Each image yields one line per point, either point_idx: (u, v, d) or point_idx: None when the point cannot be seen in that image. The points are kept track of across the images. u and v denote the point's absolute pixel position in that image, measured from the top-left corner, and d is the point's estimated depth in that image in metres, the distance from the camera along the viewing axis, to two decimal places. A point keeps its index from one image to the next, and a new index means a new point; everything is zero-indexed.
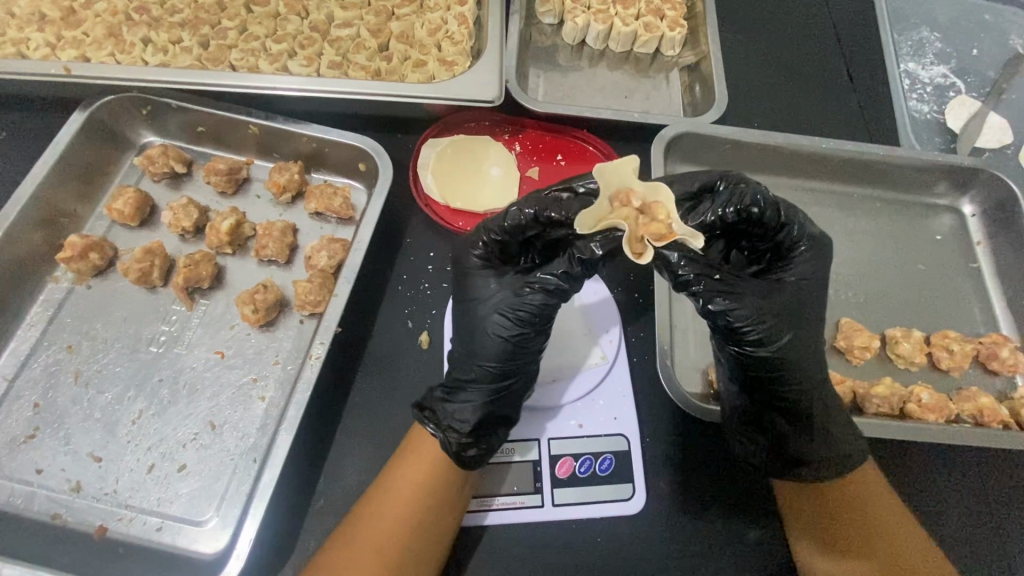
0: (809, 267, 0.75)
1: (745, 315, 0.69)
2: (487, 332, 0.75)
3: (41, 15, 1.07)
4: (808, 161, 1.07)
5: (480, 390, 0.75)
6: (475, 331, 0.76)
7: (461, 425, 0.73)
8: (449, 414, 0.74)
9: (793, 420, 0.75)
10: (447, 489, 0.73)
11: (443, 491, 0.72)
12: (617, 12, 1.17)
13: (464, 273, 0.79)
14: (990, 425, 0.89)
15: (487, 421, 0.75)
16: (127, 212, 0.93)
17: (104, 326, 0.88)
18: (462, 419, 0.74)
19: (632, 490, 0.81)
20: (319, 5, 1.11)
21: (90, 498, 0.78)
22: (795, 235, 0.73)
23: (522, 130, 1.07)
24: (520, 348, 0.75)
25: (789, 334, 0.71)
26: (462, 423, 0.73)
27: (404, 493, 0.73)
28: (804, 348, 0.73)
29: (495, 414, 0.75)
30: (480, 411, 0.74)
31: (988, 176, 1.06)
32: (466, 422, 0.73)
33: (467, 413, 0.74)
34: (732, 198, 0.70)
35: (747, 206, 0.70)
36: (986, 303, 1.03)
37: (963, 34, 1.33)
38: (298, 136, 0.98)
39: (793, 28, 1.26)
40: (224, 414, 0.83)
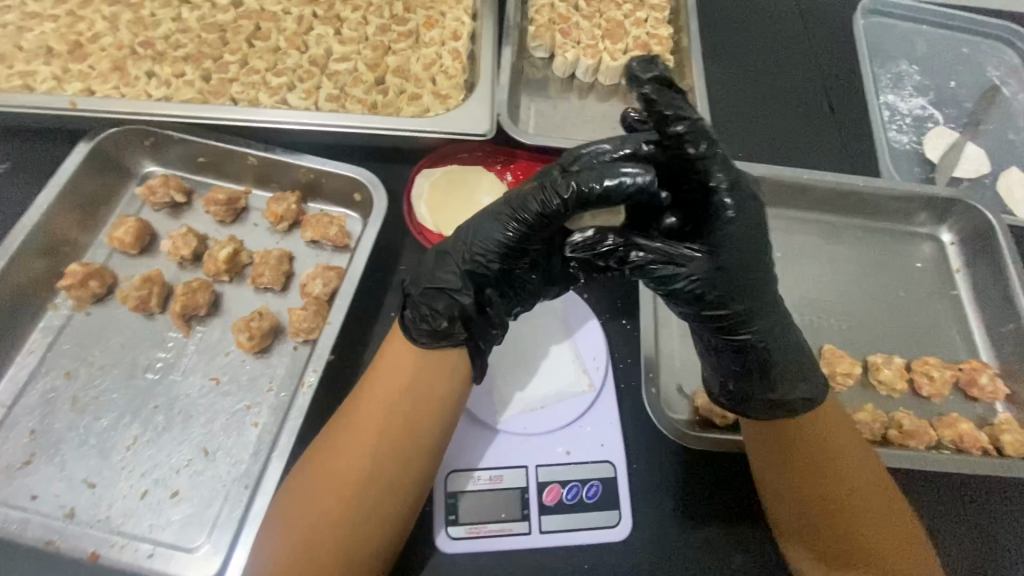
0: (749, 215, 0.71)
1: (683, 270, 0.71)
2: (494, 228, 0.72)
3: (49, 48, 1.11)
4: (791, 191, 1.10)
5: (461, 292, 0.74)
6: (483, 240, 0.73)
7: (435, 320, 0.73)
8: (428, 304, 0.74)
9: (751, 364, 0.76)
10: (417, 415, 0.73)
11: (411, 416, 0.73)
12: (605, 47, 1.21)
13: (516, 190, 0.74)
14: (970, 452, 0.91)
15: (463, 326, 0.74)
16: (127, 240, 0.96)
17: (101, 353, 0.89)
18: (440, 312, 0.73)
19: (619, 516, 0.82)
20: (318, 40, 1.16)
21: (84, 524, 0.78)
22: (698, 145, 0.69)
23: (513, 160, 1.10)
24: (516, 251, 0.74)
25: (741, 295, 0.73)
26: (435, 315, 0.74)
27: (369, 421, 0.73)
28: (751, 282, 0.73)
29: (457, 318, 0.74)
30: (458, 312, 0.74)
31: (966, 207, 1.09)
32: (441, 318, 0.73)
33: (444, 308, 0.74)
34: (665, 114, 0.66)
35: (672, 128, 0.67)
36: (966, 329, 1.06)
37: (940, 66, 1.38)
38: (295, 167, 1.01)
39: (776, 62, 1.31)
40: (217, 440, 0.84)
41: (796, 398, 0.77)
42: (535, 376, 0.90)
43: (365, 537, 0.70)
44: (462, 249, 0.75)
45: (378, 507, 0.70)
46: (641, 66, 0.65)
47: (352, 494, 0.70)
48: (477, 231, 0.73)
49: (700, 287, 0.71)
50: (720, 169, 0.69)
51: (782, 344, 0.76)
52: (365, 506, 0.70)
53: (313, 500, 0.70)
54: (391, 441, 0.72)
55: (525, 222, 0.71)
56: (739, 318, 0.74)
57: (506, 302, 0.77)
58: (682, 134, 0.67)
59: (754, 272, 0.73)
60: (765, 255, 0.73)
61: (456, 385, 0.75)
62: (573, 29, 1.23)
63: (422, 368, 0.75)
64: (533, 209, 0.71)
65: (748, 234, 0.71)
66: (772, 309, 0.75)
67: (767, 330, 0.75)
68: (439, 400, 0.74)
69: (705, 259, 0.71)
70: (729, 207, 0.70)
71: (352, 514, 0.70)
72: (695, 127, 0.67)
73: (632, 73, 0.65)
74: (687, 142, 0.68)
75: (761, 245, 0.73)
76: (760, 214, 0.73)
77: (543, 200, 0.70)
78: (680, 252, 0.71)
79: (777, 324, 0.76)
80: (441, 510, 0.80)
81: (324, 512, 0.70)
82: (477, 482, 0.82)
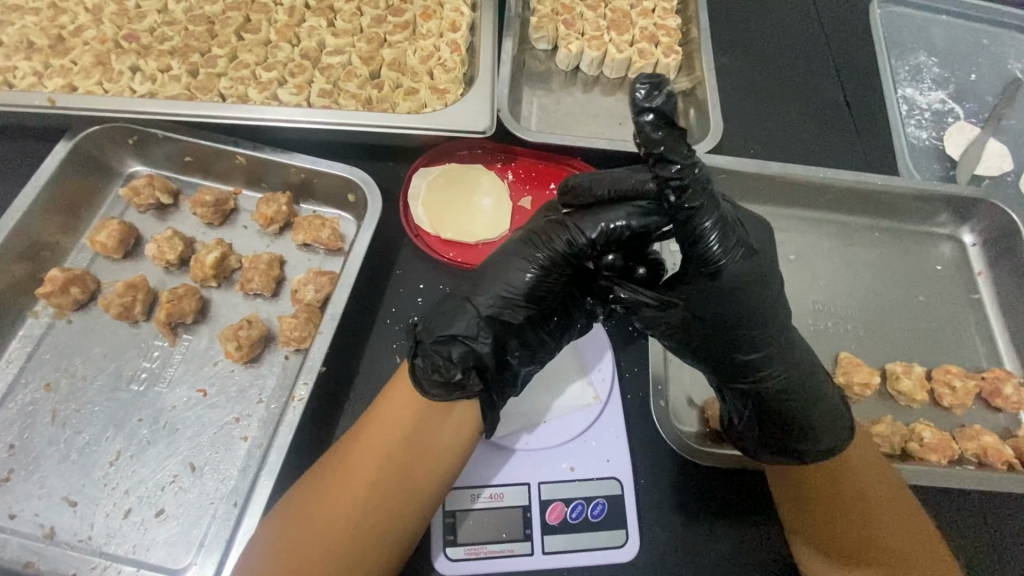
0: (739, 270, 0.66)
1: (661, 317, 0.69)
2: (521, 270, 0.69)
3: (29, 42, 1.07)
4: (806, 190, 1.05)
5: (477, 339, 0.68)
6: (507, 281, 0.70)
7: (448, 370, 0.65)
8: (442, 353, 0.66)
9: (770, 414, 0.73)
10: (415, 463, 0.69)
11: (408, 465, 0.69)
12: (611, 38, 1.16)
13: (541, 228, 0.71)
14: (994, 466, 0.87)
15: (477, 377, 0.67)
16: (111, 245, 0.91)
17: (84, 362, 0.85)
18: (454, 361, 0.66)
19: (626, 536, 0.78)
20: (310, 32, 1.10)
21: (65, 545, 0.75)
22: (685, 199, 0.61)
23: (515, 159, 1.06)
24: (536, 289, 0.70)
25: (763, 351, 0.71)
26: (449, 364, 0.65)
27: (363, 465, 0.69)
28: (755, 335, 0.70)
29: (467, 371, 0.66)
30: (474, 361, 0.67)
31: (988, 207, 1.04)
32: (456, 369, 0.65)
33: (460, 357, 0.66)
34: (656, 153, 0.58)
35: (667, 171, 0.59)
36: (989, 335, 1.01)
37: (960, 58, 1.32)
38: (286, 167, 0.96)
39: (789, 54, 1.25)
40: (204, 455, 0.80)
41: (826, 446, 0.73)
42: (538, 388, 0.85)
43: None
44: (481, 291, 0.70)
45: (369, 558, 0.66)
46: (645, 93, 0.56)
47: (343, 542, 0.66)
48: (503, 272, 0.70)
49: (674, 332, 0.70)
50: (709, 218, 0.62)
51: (803, 394, 0.72)
52: (355, 556, 0.66)
53: (303, 540, 0.66)
54: (386, 491, 0.68)
55: (549, 261, 0.69)
56: (749, 361, 0.71)
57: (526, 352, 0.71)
58: (670, 177, 0.59)
59: (748, 326, 0.69)
60: (760, 317, 0.69)
61: (460, 436, 0.71)
62: (576, 20, 1.18)
63: (426, 416, 0.71)
64: (560, 247, 0.69)
65: (740, 287, 0.67)
66: (792, 360, 0.72)
67: (782, 376, 0.72)
68: (439, 450, 0.70)
69: (683, 307, 0.68)
70: (718, 263, 0.64)
71: (343, 562, 0.66)
72: (687, 172, 0.59)
73: (634, 100, 0.56)
74: (674, 186, 0.60)
75: (754, 298, 0.68)
76: (763, 270, 0.69)
77: (572, 238, 0.68)
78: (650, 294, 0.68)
79: (796, 372, 0.72)
80: (439, 530, 0.76)
81: (311, 559, 0.65)
82: (478, 500, 0.78)
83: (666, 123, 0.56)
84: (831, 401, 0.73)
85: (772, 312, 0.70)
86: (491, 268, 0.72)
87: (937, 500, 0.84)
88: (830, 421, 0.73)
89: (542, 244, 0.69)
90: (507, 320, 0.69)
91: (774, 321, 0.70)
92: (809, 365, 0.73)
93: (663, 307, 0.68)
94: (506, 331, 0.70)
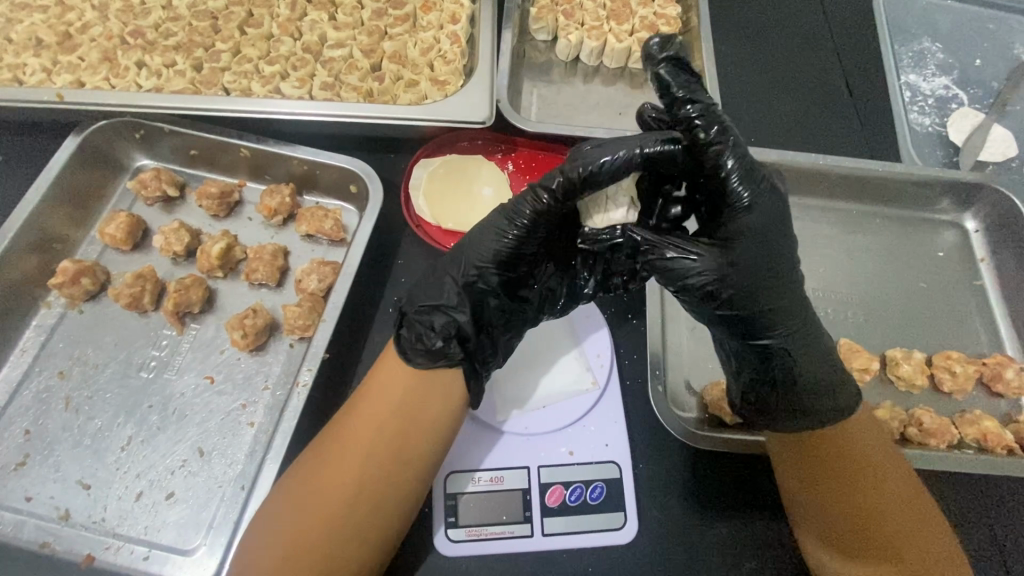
0: (764, 210, 0.68)
1: (695, 268, 0.69)
2: (495, 240, 0.71)
3: (37, 39, 1.09)
4: (806, 178, 1.05)
5: (456, 310, 0.71)
6: (481, 251, 0.72)
7: (430, 338, 0.71)
8: (425, 322, 0.72)
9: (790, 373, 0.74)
10: (409, 434, 0.71)
11: (403, 436, 0.71)
12: (610, 28, 1.16)
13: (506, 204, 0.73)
14: (994, 451, 0.87)
15: (459, 346, 0.72)
16: (119, 236, 0.93)
17: (95, 351, 0.88)
18: (435, 331, 0.71)
19: (624, 518, 0.79)
20: (312, 26, 1.12)
21: (79, 526, 0.77)
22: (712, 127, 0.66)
23: (515, 149, 1.06)
24: (517, 255, 0.72)
25: (783, 300, 0.72)
26: (432, 335, 0.71)
27: (359, 439, 0.71)
28: (781, 292, 0.71)
29: (444, 342, 0.71)
30: (454, 331, 0.71)
31: (991, 192, 1.03)
32: (436, 338, 0.71)
33: (442, 326, 0.72)
34: (679, 95, 0.67)
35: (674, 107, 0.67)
36: (991, 321, 1.01)
37: (965, 44, 1.31)
38: (289, 159, 0.98)
39: (791, 41, 1.25)
40: (212, 440, 0.82)
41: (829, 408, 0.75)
42: (537, 374, 0.87)
43: (359, 549, 0.68)
44: (459, 264, 0.73)
45: (371, 528, 0.68)
46: (659, 46, 0.68)
47: (340, 515, 0.68)
48: (477, 242, 0.72)
49: (711, 286, 0.69)
50: (733, 158, 0.66)
51: (806, 345, 0.74)
52: (357, 526, 0.68)
53: (304, 512, 0.68)
54: (382, 462, 0.70)
55: (523, 230, 0.70)
56: (765, 320, 0.72)
57: (506, 316, 0.75)
58: (693, 118, 0.66)
59: (768, 276, 0.70)
60: (774, 263, 0.70)
61: (453, 404, 0.72)
62: (576, 10, 1.18)
63: (419, 388, 0.72)
64: (528, 213, 0.70)
65: (754, 238, 0.69)
66: (803, 319, 0.74)
67: (792, 332, 0.73)
68: (432, 421, 0.71)
69: (715, 256, 0.69)
70: (747, 200, 0.67)
71: (345, 532, 0.68)
72: (708, 111, 0.66)
73: (650, 51, 0.68)
74: (700, 124, 0.66)
75: (774, 248, 0.70)
76: (779, 216, 0.70)
77: (539, 203, 0.69)
78: (690, 249, 0.69)
79: (804, 325, 0.74)
80: (440, 512, 0.78)
81: (315, 532, 0.67)
82: (478, 483, 0.80)
83: (680, 65, 0.68)
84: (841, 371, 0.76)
85: (784, 264, 0.71)
86: (467, 239, 0.74)
87: (934, 483, 0.85)
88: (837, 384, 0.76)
89: (514, 214, 0.70)
90: (483, 290, 0.73)
91: (790, 279, 0.72)
92: (807, 310, 0.74)
93: (700, 258, 0.69)
94: (484, 299, 0.73)
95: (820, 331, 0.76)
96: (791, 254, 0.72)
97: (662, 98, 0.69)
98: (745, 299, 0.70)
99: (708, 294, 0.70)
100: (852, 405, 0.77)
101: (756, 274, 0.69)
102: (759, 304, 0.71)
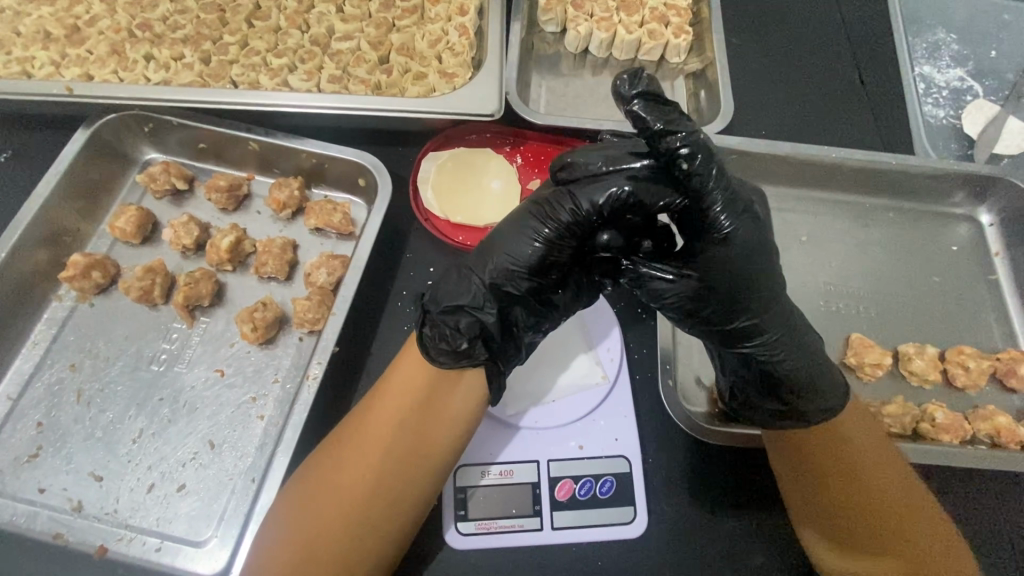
0: (746, 238, 0.67)
1: (670, 289, 0.70)
2: (525, 242, 0.69)
3: (46, 32, 1.09)
4: (818, 170, 1.04)
5: (483, 310, 0.70)
6: (512, 253, 0.70)
7: (455, 339, 0.69)
8: (450, 322, 0.69)
9: (783, 388, 0.73)
10: (428, 432, 0.70)
11: (422, 434, 0.70)
12: (620, 19, 1.15)
13: (540, 203, 0.70)
14: (1006, 446, 0.86)
15: (484, 347, 0.71)
16: (129, 230, 0.94)
17: (106, 344, 0.88)
18: (461, 331, 0.69)
19: (634, 513, 0.79)
20: (319, 18, 1.11)
21: (91, 518, 0.78)
22: (695, 157, 0.62)
23: (523, 142, 1.06)
24: (551, 255, 0.69)
25: (771, 321, 0.71)
26: (456, 334, 0.69)
27: (376, 434, 0.71)
28: (770, 313, 0.71)
29: (465, 343, 0.69)
30: (479, 331, 0.69)
31: (1007, 184, 1.02)
32: (462, 338, 0.69)
33: (467, 326, 0.69)
34: (656, 129, 0.62)
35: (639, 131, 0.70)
36: (1005, 317, 1.00)
37: (980, 34, 1.28)
38: (297, 152, 0.97)
39: (803, 33, 1.23)
40: (223, 433, 0.83)
41: (823, 412, 0.74)
42: (548, 368, 0.86)
43: (376, 544, 0.68)
44: (488, 262, 0.71)
45: (387, 523, 0.69)
46: (626, 83, 0.63)
47: (356, 511, 0.68)
48: (506, 243, 0.70)
49: (685, 304, 0.71)
50: (716, 187, 0.64)
51: (799, 359, 0.72)
52: (373, 522, 0.68)
53: (319, 509, 0.68)
54: (401, 459, 0.70)
55: (556, 232, 0.68)
56: (745, 333, 0.72)
57: (533, 317, 0.73)
58: (678, 152, 0.62)
59: (755, 296, 0.69)
60: (760, 288, 0.69)
61: (473, 401, 0.72)
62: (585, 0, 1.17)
63: (437, 384, 0.72)
64: (563, 219, 0.68)
65: (732, 265, 0.68)
66: (791, 332, 0.72)
67: (781, 347, 0.72)
68: (451, 417, 0.71)
69: (695, 279, 0.69)
70: (725, 231, 0.66)
71: (361, 527, 0.68)
72: (690, 141, 0.62)
73: (619, 92, 0.63)
74: (682, 155, 0.62)
75: (757, 270, 0.69)
76: (761, 238, 0.68)
77: (575, 210, 0.68)
78: (667, 268, 0.70)
79: (794, 342, 0.72)
80: (450, 504, 0.78)
81: (331, 528, 0.68)
82: (488, 477, 0.80)
83: (655, 100, 0.62)
84: (835, 375, 0.75)
85: (770, 282, 0.70)
86: (496, 239, 0.72)
87: (946, 479, 0.84)
88: (832, 384, 0.74)
89: (547, 217, 0.69)
90: (510, 290, 0.70)
91: (778, 298, 0.71)
92: (796, 322, 0.74)
93: (676, 280, 0.70)
94: (511, 300, 0.71)
95: (814, 343, 0.74)
96: (773, 269, 0.70)
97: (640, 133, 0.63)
98: (721, 318, 0.71)
99: (684, 311, 0.72)
100: (846, 407, 0.75)
101: (742, 291, 0.69)
102: (727, 323, 0.71)
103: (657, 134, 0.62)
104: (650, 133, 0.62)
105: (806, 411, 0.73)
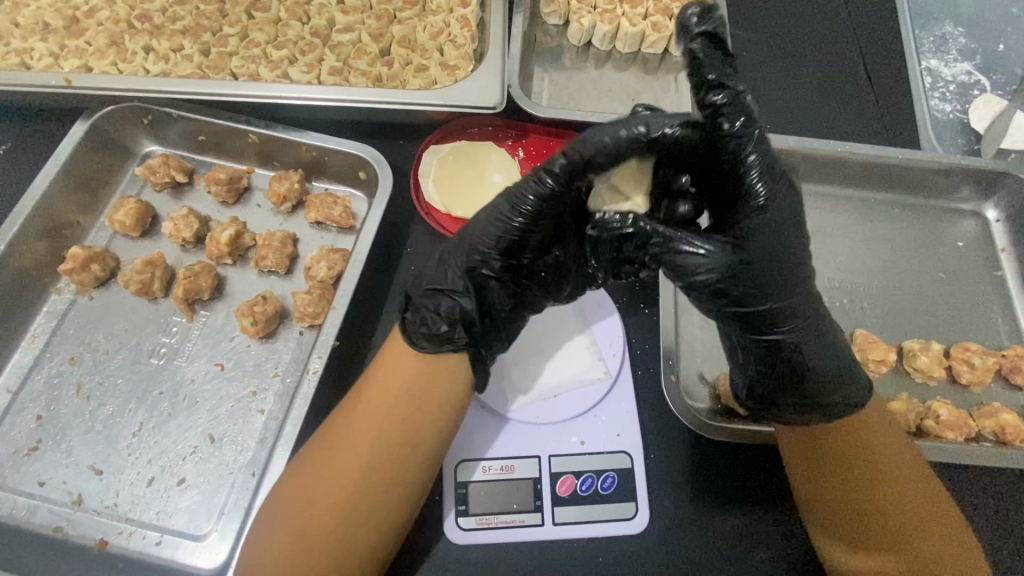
0: (775, 210, 0.65)
1: (704, 263, 0.64)
2: (499, 223, 0.69)
3: (45, 24, 1.08)
4: (823, 165, 1.03)
5: (462, 295, 0.70)
6: (487, 235, 0.70)
7: (435, 323, 0.70)
8: (430, 305, 0.71)
9: (802, 377, 0.70)
10: (415, 419, 0.71)
11: (409, 421, 0.70)
12: (623, 12, 1.14)
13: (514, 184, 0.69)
14: (1012, 444, 0.85)
15: (464, 331, 0.71)
16: (128, 222, 0.93)
17: (106, 337, 0.88)
18: (441, 315, 0.70)
19: (635, 509, 0.79)
20: (319, 10, 1.10)
21: (91, 511, 0.78)
22: (740, 115, 0.61)
23: (525, 135, 1.05)
24: (524, 236, 0.69)
25: (800, 306, 0.68)
26: (436, 317, 0.70)
27: (364, 423, 0.71)
28: (798, 297, 0.67)
29: (444, 328, 0.70)
30: (459, 315, 0.70)
31: (1014, 180, 1.01)
32: (441, 322, 0.70)
33: (447, 310, 0.71)
34: (710, 78, 0.60)
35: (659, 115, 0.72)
36: (1011, 313, 0.99)
37: (988, 28, 1.27)
38: (298, 145, 0.97)
39: (809, 26, 1.21)
40: (223, 427, 0.82)
41: (836, 403, 0.73)
42: (549, 363, 0.86)
43: (367, 537, 0.68)
44: (466, 246, 0.71)
45: (379, 515, 0.68)
46: (697, 18, 0.61)
47: (347, 502, 0.68)
48: (483, 226, 0.70)
49: (719, 282, 0.64)
50: (755, 150, 0.63)
51: (824, 347, 0.70)
52: (364, 513, 0.68)
53: (310, 501, 0.68)
54: (390, 448, 0.70)
55: (529, 212, 0.68)
56: (774, 317, 0.67)
57: (512, 300, 0.73)
58: (721, 105, 0.60)
59: (783, 275, 0.66)
60: (791, 267, 0.66)
61: (460, 388, 0.72)
62: None
63: (424, 372, 0.72)
64: (533, 197, 0.67)
65: (766, 236, 0.65)
66: (818, 318, 0.69)
67: (808, 334, 0.69)
68: (439, 404, 0.71)
69: (730, 252, 0.64)
70: (759, 199, 0.64)
71: (353, 519, 0.68)
72: (736, 100, 0.61)
73: (687, 25, 0.61)
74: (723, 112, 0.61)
75: (789, 247, 0.66)
76: (790, 215, 0.67)
77: (539, 186, 0.66)
78: (699, 243, 0.64)
79: (819, 330, 0.69)
80: (451, 500, 0.78)
81: (322, 520, 0.67)
82: (488, 472, 0.79)
83: (717, 47, 0.61)
84: (850, 367, 0.73)
85: (801, 260, 0.67)
86: (475, 223, 0.72)
87: (950, 476, 0.83)
88: (845, 375, 0.73)
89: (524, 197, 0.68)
90: (488, 273, 0.71)
91: (806, 281, 0.69)
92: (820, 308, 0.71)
93: (709, 254, 0.64)
94: (491, 283, 0.72)
95: (835, 333, 0.72)
96: (801, 249, 0.68)
97: (693, 78, 0.61)
98: (752, 298, 0.65)
99: (716, 291, 0.65)
100: (848, 398, 0.73)
101: (773, 265, 0.65)
102: (760, 304, 0.66)
103: (706, 84, 0.60)
104: (701, 80, 0.60)
105: (820, 402, 0.72)
